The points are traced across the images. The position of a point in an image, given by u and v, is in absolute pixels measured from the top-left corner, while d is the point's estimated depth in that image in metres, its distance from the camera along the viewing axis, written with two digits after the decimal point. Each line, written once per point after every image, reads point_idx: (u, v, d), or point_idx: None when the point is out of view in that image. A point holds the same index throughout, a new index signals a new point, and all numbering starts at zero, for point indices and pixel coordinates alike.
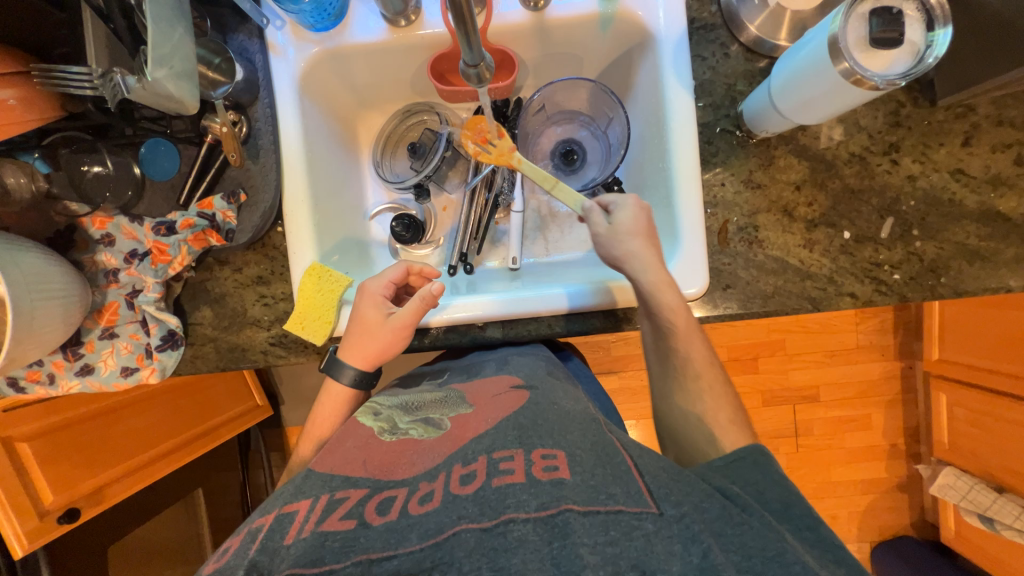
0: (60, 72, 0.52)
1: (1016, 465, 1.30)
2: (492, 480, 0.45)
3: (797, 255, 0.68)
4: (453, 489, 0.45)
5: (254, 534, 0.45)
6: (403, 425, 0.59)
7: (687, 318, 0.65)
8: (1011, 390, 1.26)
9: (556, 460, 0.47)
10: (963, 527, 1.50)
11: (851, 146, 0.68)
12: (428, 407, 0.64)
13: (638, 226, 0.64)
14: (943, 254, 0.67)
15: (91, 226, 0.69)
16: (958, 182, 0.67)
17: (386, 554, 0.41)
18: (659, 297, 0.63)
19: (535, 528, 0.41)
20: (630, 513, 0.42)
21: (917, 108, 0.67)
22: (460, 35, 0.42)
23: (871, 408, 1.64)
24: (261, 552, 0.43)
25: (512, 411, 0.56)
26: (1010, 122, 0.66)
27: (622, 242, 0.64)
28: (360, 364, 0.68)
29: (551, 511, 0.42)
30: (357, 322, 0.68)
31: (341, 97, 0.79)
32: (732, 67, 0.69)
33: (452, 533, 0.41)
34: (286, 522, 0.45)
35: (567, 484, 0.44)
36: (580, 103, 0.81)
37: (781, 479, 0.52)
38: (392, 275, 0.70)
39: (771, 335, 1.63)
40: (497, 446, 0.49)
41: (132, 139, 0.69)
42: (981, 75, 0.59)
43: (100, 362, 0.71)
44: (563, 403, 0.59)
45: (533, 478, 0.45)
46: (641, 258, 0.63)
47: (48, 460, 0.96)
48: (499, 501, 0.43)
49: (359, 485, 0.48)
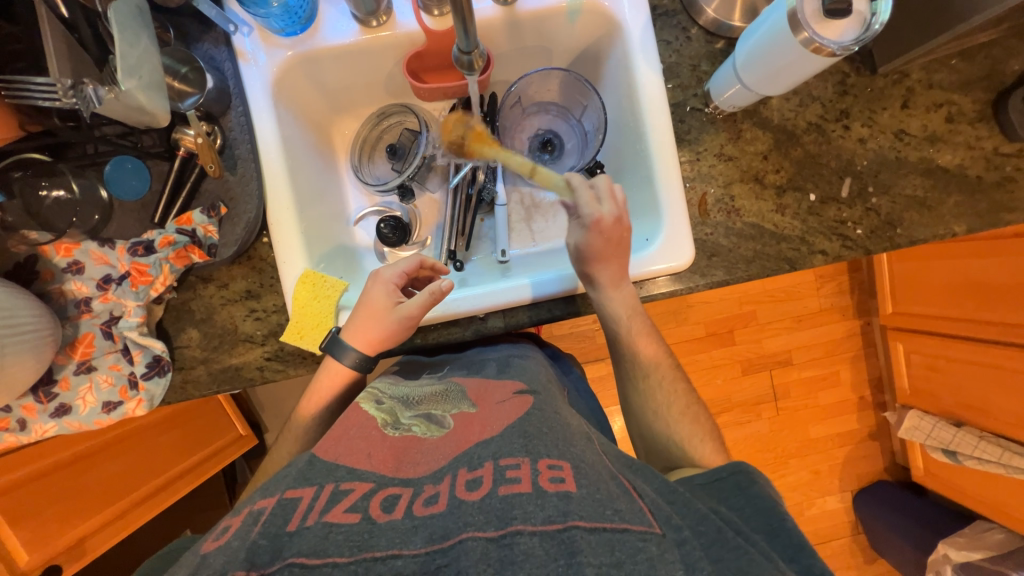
0: (24, 84, 0.52)
1: (965, 398, 1.39)
2: (499, 488, 0.42)
3: (771, 219, 0.73)
4: (460, 495, 0.43)
5: (256, 516, 0.43)
6: (406, 420, 0.56)
7: (635, 325, 0.71)
8: (961, 331, 1.34)
9: (562, 472, 0.44)
10: (931, 463, 1.57)
11: (807, 116, 0.74)
12: (429, 401, 0.61)
13: (598, 247, 0.68)
14: (896, 207, 0.73)
15: (55, 255, 0.64)
16: (901, 141, 0.73)
17: (391, 553, 0.38)
18: (606, 311, 0.71)
19: (542, 542, 0.38)
20: (636, 533, 0.40)
21: (861, 76, 0.74)
22: (458, 19, 0.45)
23: (839, 364, 1.70)
24: (263, 536, 0.40)
25: (518, 418, 0.53)
26: (939, 84, 0.73)
27: (578, 262, 0.69)
28: (362, 346, 0.67)
29: (558, 525, 0.39)
30: (365, 306, 0.67)
31: (315, 103, 0.79)
32: (695, 49, 0.74)
33: (459, 540, 0.38)
34: (290, 509, 0.42)
35: (574, 497, 0.41)
36: (551, 93, 0.84)
37: (766, 501, 0.51)
38: (405, 265, 0.70)
39: (743, 307, 1.66)
40: (504, 452, 0.47)
41: (94, 159, 0.66)
42: (913, 43, 0.66)
43: (77, 400, 0.66)
44: (565, 414, 0.58)
45: (541, 489, 0.42)
46: (594, 280, 0.69)
47: (20, 518, 0.87)
48: (506, 511, 0.40)
49: (364, 478, 0.46)
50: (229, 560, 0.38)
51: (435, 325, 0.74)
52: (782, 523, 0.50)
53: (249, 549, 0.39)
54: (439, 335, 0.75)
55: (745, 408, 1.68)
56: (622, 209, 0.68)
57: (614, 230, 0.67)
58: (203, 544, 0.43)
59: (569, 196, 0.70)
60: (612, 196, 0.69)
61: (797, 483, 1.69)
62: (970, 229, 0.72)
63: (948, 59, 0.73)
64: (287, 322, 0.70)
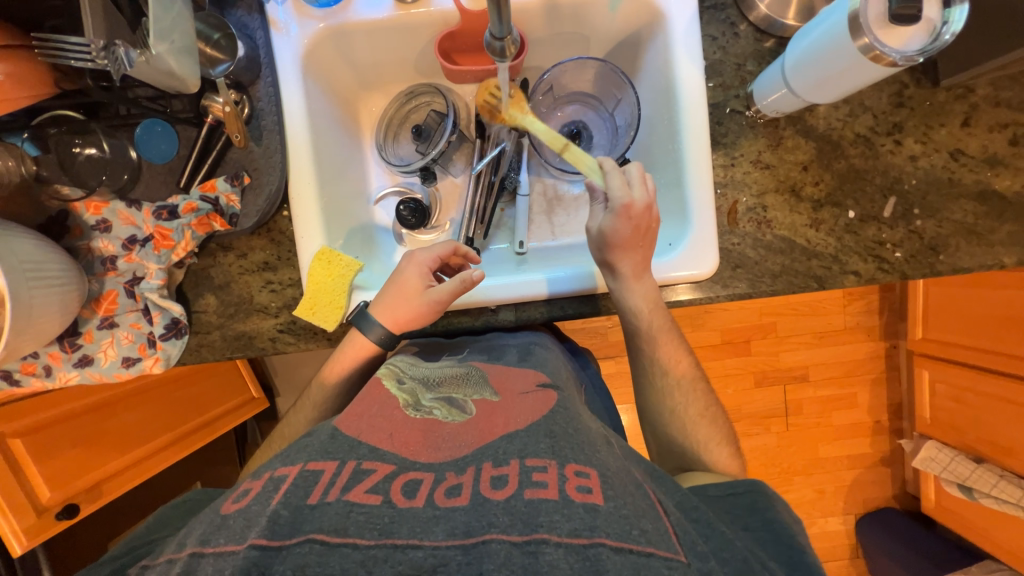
0: (58, 42, 0.53)
1: (996, 437, 1.31)
2: (524, 491, 0.42)
3: (803, 234, 0.69)
4: (484, 491, 0.42)
5: (277, 482, 0.44)
6: (428, 402, 0.55)
7: (656, 321, 0.68)
8: (1010, 369, 1.23)
9: (590, 482, 0.43)
10: (944, 496, 1.51)
11: (856, 127, 0.69)
12: (451, 384, 0.59)
13: (623, 234, 0.65)
14: (942, 232, 0.68)
15: (85, 212, 0.65)
16: (956, 162, 0.68)
17: (411, 543, 0.38)
18: (624, 302, 0.67)
19: (567, 555, 0.37)
20: (660, 559, 0.38)
21: (920, 88, 0.69)
22: (492, 5, 0.44)
23: (858, 385, 1.63)
24: (285, 506, 0.41)
25: (542, 416, 0.52)
26: (1007, 102, 0.68)
27: (600, 248, 0.67)
28: (389, 325, 0.68)
29: (584, 540, 0.38)
30: (398, 284, 0.68)
31: (344, 77, 0.78)
32: (742, 47, 0.71)
33: (482, 541, 0.38)
34: (311, 481, 0.43)
35: (601, 512, 0.40)
36: (585, 84, 0.81)
37: (782, 527, 0.50)
38: (441, 249, 0.70)
39: (763, 317, 1.61)
40: (530, 451, 0.46)
41: (126, 120, 0.67)
42: (982, 57, 0.61)
43: (99, 353, 0.67)
44: (587, 420, 0.56)
45: (567, 497, 0.41)
46: (616, 270, 0.66)
47: (42, 454, 0.93)
48: (531, 516, 0.40)
49: (386, 460, 0.46)
50: (250, 525, 0.40)
51: (450, 312, 0.73)
52: (801, 556, 0.48)
53: (271, 518, 0.40)
54: (451, 322, 0.74)
55: (754, 420, 1.64)
56: (651, 198, 0.65)
57: (642, 218, 0.65)
58: (223, 506, 0.44)
59: (599, 179, 0.68)
60: (643, 182, 0.66)
61: (799, 501, 1.65)
62: (1020, 261, 0.67)
63: (1021, 76, 0.67)
64: (301, 297, 0.71)
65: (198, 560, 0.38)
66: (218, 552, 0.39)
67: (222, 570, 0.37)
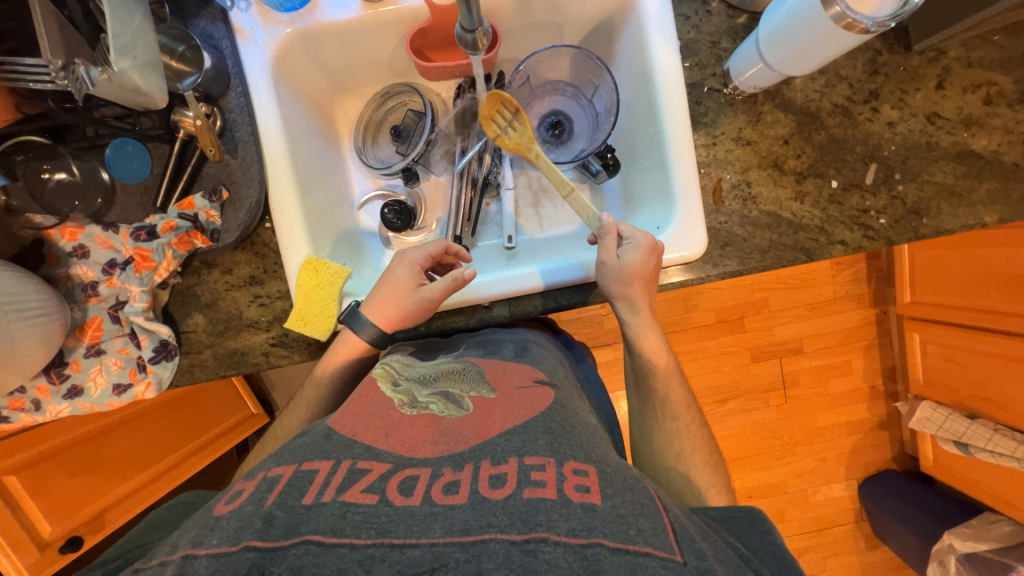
0: (14, 65, 0.51)
1: (988, 393, 1.33)
2: (523, 490, 0.42)
3: (789, 208, 0.70)
4: (482, 490, 0.42)
5: (271, 484, 0.44)
6: (423, 398, 0.56)
7: (669, 369, 0.70)
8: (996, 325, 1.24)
9: (588, 481, 0.43)
10: (942, 455, 1.53)
11: (834, 97, 0.70)
12: (447, 379, 0.59)
13: (644, 268, 0.64)
14: (923, 195, 0.69)
15: (60, 239, 0.63)
16: (933, 125, 0.69)
17: (409, 542, 0.38)
18: (641, 341, 0.70)
19: (566, 553, 0.37)
20: (658, 558, 0.38)
21: (893, 54, 0.69)
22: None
23: (852, 352, 1.66)
24: (279, 508, 0.41)
25: (540, 412, 0.52)
26: (979, 63, 0.68)
27: (621, 283, 0.65)
28: (383, 324, 0.67)
29: (582, 540, 0.38)
30: (389, 283, 0.67)
31: (317, 82, 0.76)
32: (715, 24, 0.71)
33: (481, 540, 0.38)
34: (306, 481, 0.43)
35: (598, 511, 0.40)
36: (562, 72, 0.80)
37: (782, 552, 0.50)
38: (431, 248, 0.70)
39: (754, 293, 1.62)
40: (527, 449, 0.46)
41: (94, 141, 0.65)
42: (952, 17, 0.61)
43: (88, 382, 0.66)
44: (582, 414, 0.57)
45: (565, 497, 0.41)
46: (634, 304, 0.66)
47: (40, 492, 0.92)
48: (530, 514, 0.39)
49: (382, 459, 0.46)
50: (244, 526, 0.39)
51: (444, 311, 0.73)
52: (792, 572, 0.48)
53: (266, 517, 0.40)
54: (446, 322, 0.74)
55: (753, 394, 1.66)
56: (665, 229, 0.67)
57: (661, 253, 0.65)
58: (217, 508, 0.43)
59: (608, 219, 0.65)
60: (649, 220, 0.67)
61: (802, 470, 1.68)
62: (1001, 220, 0.68)
63: (991, 35, 0.68)
64: (291, 309, 0.70)
65: (191, 561, 0.37)
66: (213, 552, 0.38)
67: (216, 570, 0.36)
